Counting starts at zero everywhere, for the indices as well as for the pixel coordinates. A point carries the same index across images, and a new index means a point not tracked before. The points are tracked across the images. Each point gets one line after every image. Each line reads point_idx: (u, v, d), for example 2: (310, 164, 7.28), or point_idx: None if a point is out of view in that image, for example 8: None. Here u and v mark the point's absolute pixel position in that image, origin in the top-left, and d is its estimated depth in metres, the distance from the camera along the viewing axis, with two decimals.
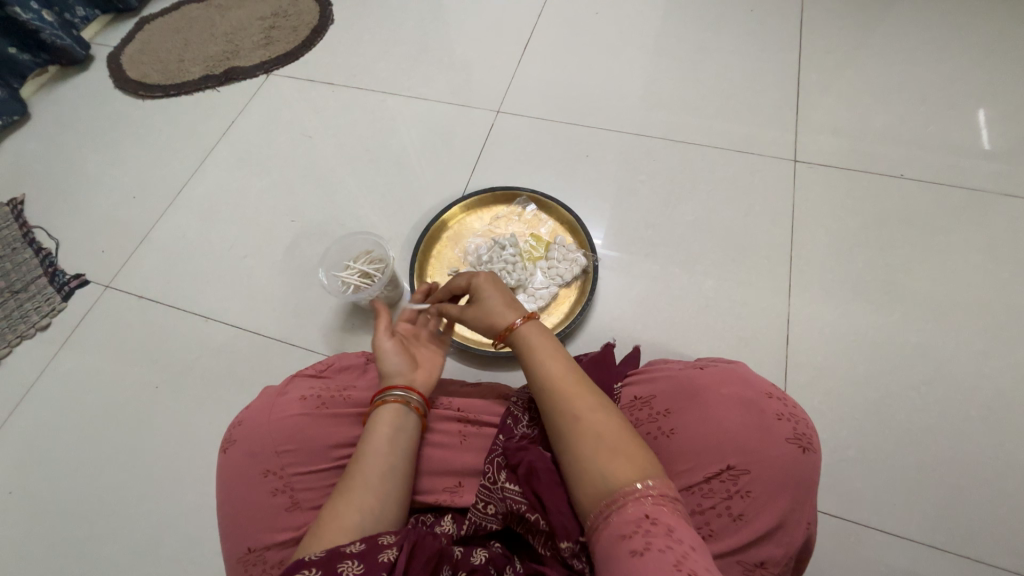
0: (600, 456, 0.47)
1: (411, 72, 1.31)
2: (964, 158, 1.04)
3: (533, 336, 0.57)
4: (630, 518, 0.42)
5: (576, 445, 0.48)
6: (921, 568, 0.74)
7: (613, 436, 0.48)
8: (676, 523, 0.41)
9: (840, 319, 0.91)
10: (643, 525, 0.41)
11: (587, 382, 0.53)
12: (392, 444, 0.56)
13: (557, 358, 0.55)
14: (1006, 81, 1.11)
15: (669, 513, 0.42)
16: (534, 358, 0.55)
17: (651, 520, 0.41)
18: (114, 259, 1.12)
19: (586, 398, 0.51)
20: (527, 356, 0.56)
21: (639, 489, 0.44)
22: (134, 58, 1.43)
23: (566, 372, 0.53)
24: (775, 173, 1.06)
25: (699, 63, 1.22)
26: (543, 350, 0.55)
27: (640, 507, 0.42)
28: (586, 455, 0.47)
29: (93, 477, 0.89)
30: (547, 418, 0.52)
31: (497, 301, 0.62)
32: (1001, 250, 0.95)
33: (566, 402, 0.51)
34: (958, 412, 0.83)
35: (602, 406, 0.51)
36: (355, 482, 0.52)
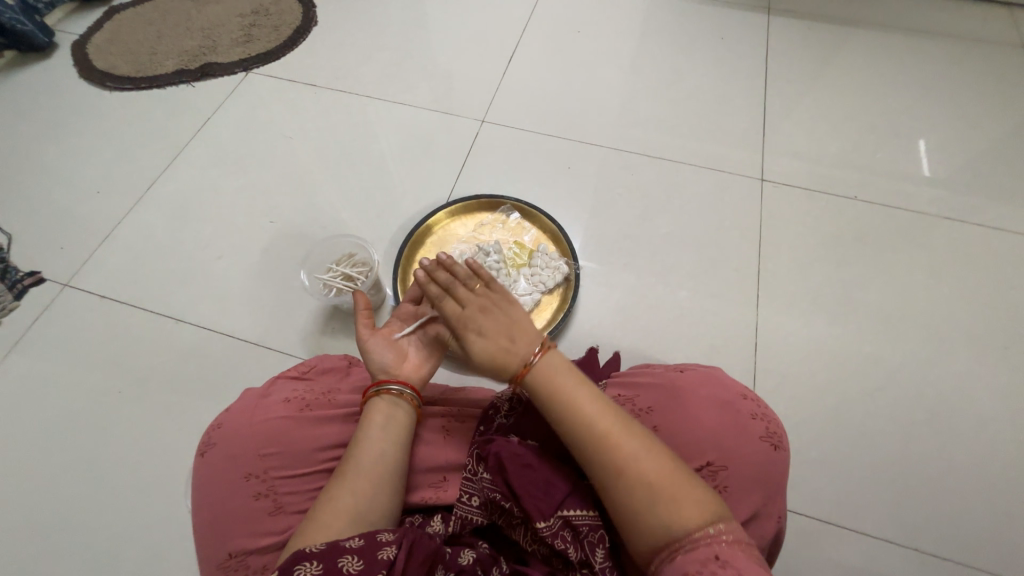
0: (659, 503, 0.46)
1: (396, 78, 1.31)
2: (908, 184, 1.14)
3: (556, 375, 0.54)
4: (697, 559, 0.43)
5: (630, 496, 0.48)
6: (875, 561, 0.80)
7: (667, 480, 0.48)
8: (744, 563, 0.42)
9: (802, 328, 0.98)
10: (710, 569, 0.42)
11: (629, 422, 0.51)
12: (383, 435, 0.56)
13: (595, 398, 0.53)
14: (943, 115, 1.23)
15: (737, 553, 0.43)
16: (570, 399, 0.53)
17: (720, 563, 0.42)
18: (75, 256, 1.06)
19: (631, 443, 0.50)
20: (556, 402, 0.53)
21: (706, 533, 0.44)
22: (102, 48, 1.37)
23: (604, 417, 0.51)
24: (744, 191, 1.13)
25: (674, 85, 1.29)
26: (577, 390, 0.53)
27: (710, 550, 0.43)
28: (645, 506, 0.47)
29: (45, 489, 0.83)
30: (593, 464, 0.51)
31: (501, 345, 0.57)
32: (941, 267, 1.04)
33: (613, 446, 0.50)
34: (906, 415, 0.90)
35: (646, 444, 0.50)
36: (347, 470, 0.53)
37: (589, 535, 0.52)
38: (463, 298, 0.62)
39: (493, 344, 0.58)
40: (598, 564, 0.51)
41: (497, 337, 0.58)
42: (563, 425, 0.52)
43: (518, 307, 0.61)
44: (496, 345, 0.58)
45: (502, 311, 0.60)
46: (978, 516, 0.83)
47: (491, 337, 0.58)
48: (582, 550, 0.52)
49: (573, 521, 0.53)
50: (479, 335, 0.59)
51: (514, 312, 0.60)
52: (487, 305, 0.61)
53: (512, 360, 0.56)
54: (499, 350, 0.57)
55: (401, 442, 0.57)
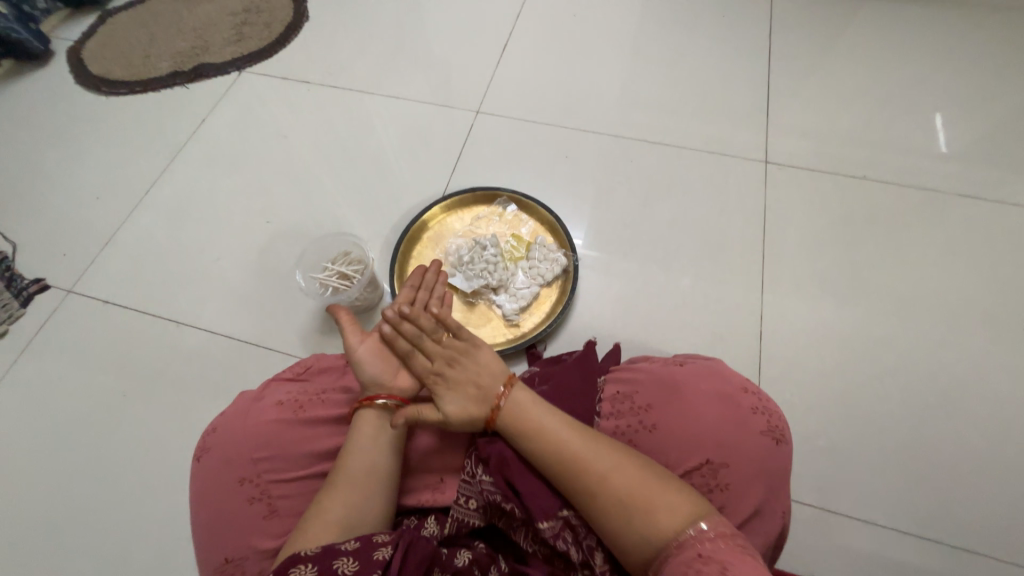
0: (639, 515, 0.47)
1: (389, 71, 1.30)
2: (921, 160, 1.09)
3: (521, 404, 0.55)
4: (684, 559, 0.43)
5: (611, 514, 0.48)
6: (887, 550, 0.78)
7: (640, 490, 0.48)
8: (730, 553, 0.42)
9: (810, 314, 0.95)
10: (694, 565, 0.41)
11: (594, 439, 0.52)
12: (375, 441, 0.56)
13: (561, 422, 0.54)
14: (958, 87, 1.18)
15: (722, 545, 0.43)
16: (536, 427, 0.54)
17: (703, 559, 0.42)
18: (78, 262, 1.07)
19: (600, 459, 0.51)
20: (523, 432, 0.54)
21: (689, 535, 0.44)
22: (97, 53, 1.37)
23: (571, 440, 0.52)
24: (748, 173, 1.10)
25: (674, 66, 1.25)
26: (543, 417, 0.54)
27: (693, 549, 0.43)
28: (627, 519, 0.47)
29: (57, 491, 0.85)
30: (572, 489, 0.51)
31: (470, 396, 0.57)
32: (956, 246, 1.00)
33: (585, 467, 0.50)
34: (919, 400, 0.87)
35: (618, 459, 0.51)
36: (339, 477, 0.53)
37: (586, 536, 0.52)
38: (431, 350, 0.59)
39: (463, 396, 0.57)
40: (599, 567, 0.51)
41: (465, 387, 0.58)
42: (536, 455, 0.53)
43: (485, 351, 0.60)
44: (465, 397, 0.57)
45: (470, 360, 0.59)
46: (995, 502, 0.80)
47: (461, 389, 0.57)
48: (582, 551, 0.52)
49: (570, 520, 0.52)
50: (448, 389, 0.58)
51: (481, 359, 0.59)
52: (456, 357, 0.59)
53: (482, 410, 0.56)
54: (469, 401, 0.57)
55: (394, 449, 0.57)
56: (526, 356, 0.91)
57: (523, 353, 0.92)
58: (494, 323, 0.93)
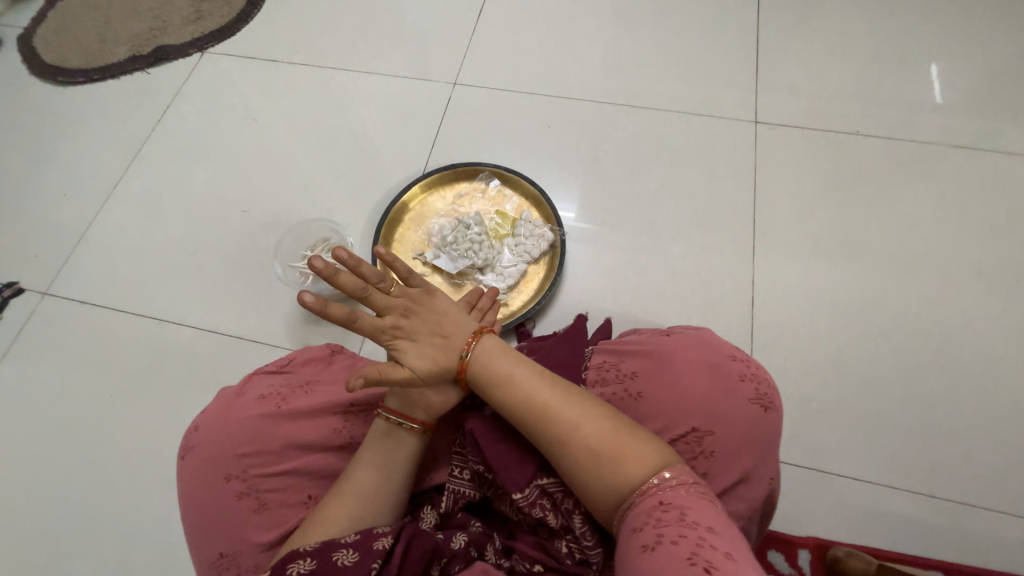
0: (607, 469, 0.46)
1: (360, 45, 1.23)
2: (915, 112, 1.06)
3: (494, 358, 0.54)
4: (645, 509, 0.43)
5: (579, 466, 0.48)
6: (880, 507, 0.79)
7: (608, 440, 0.47)
8: (691, 501, 0.41)
9: (802, 278, 0.93)
10: (655, 515, 0.41)
11: (564, 392, 0.51)
12: (382, 455, 0.54)
13: (535, 377, 0.52)
14: (953, 33, 1.13)
15: (684, 494, 0.42)
16: (507, 383, 0.52)
17: (664, 507, 0.42)
18: (51, 263, 1.04)
19: (570, 411, 0.50)
20: (493, 385, 0.53)
21: (653, 483, 0.44)
22: (48, 41, 1.30)
23: (544, 393, 0.51)
24: (737, 135, 1.06)
25: (659, 25, 1.19)
26: (516, 371, 0.53)
27: (655, 497, 0.43)
28: (592, 470, 0.47)
29: (53, 495, 0.85)
30: (540, 443, 0.51)
31: (434, 344, 0.54)
32: (951, 201, 0.98)
33: (556, 424, 0.49)
34: (912, 358, 0.87)
35: (593, 414, 0.50)
36: (346, 484, 0.53)
37: (564, 500, 0.52)
38: (381, 303, 0.53)
39: (427, 345, 0.54)
40: (579, 529, 0.51)
41: (430, 338, 0.54)
42: (508, 408, 0.52)
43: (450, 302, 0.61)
44: (429, 347, 0.54)
45: (429, 307, 0.55)
46: (985, 455, 0.81)
47: (426, 340, 0.54)
48: (562, 517, 0.52)
49: (547, 488, 0.53)
50: (409, 339, 0.53)
51: (440, 305, 0.55)
52: (415, 306, 0.54)
53: (450, 357, 0.54)
54: (434, 349, 0.54)
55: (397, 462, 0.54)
56: (515, 335, 0.90)
57: (512, 331, 0.91)
58: None
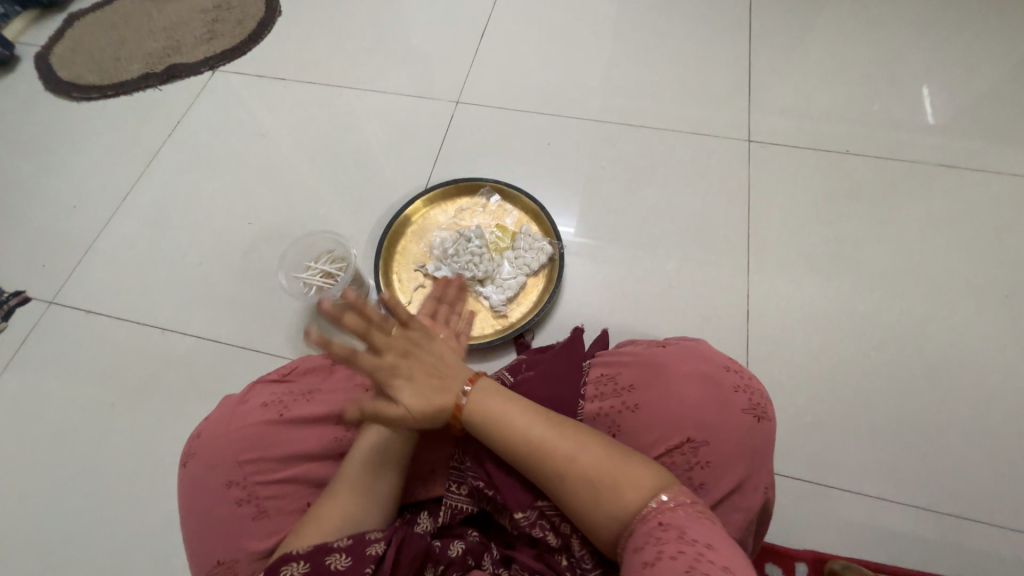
0: (606, 494, 0.47)
1: (367, 65, 1.27)
2: (903, 133, 1.09)
3: (481, 398, 0.52)
4: (645, 529, 0.44)
5: (580, 497, 0.48)
6: (876, 521, 0.79)
7: (604, 468, 0.48)
8: (687, 521, 0.42)
9: (796, 292, 0.95)
10: (654, 534, 0.42)
11: (554, 423, 0.51)
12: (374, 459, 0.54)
13: (522, 408, 0.52)
14: (939, 58, 1.17)
15: (680, 514, 0.43)
16: (493, 418, 0.52)
17: (663, 526, 0.43)
18: (58, 273, 1.05)
19: (563, 444, 0.50)
20: (482, 423, 0.52)
21: (651, 507, 0.44)
22: (65, 58, 1.34)
23: (533, 428, 0.51)
24: (731, 153, 1.09)
25: (655, 48, 1.23)
26: (500, 404, 0.52)
27: (653, 519, 0.44)
28: (593, 500, 0.47)
29: (50, 504, 0.85)
30: (537, 477, 0.51)
31: (432, 384, 0.52)
32: (940, 218, 1.00)
33: (550, 455, 0.50)
34: (905, 372, 0.88)
35: (585, 442, 0.50)
36: (340, 485, 0.53)
37: (561, 524, 0.53)
38: (381, 343, 0.50)
39: (424, 385, 0.51)
40: (577, 551, 0.52)
41: (428, 378, 0.52)
42: (502, 447, 0.52)
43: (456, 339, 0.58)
44: (426, 387, 0.51)
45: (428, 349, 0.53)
46: (981, 470, 0.81)
47: (424, 380, 0.52)
48: (561, 536, 0.53)
49: (545, 510, 0.53)
50: (406, 379, 0.51)
51: (439, 348, 0.53)
52: (414, 348, 0.52)
53: (444, 399, 0.52)
54: (431, 391, 0.52)
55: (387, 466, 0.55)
56: (514, 346, 0.92)
57: (511, 343, 0.92)
58: (481, 314, 0.93)
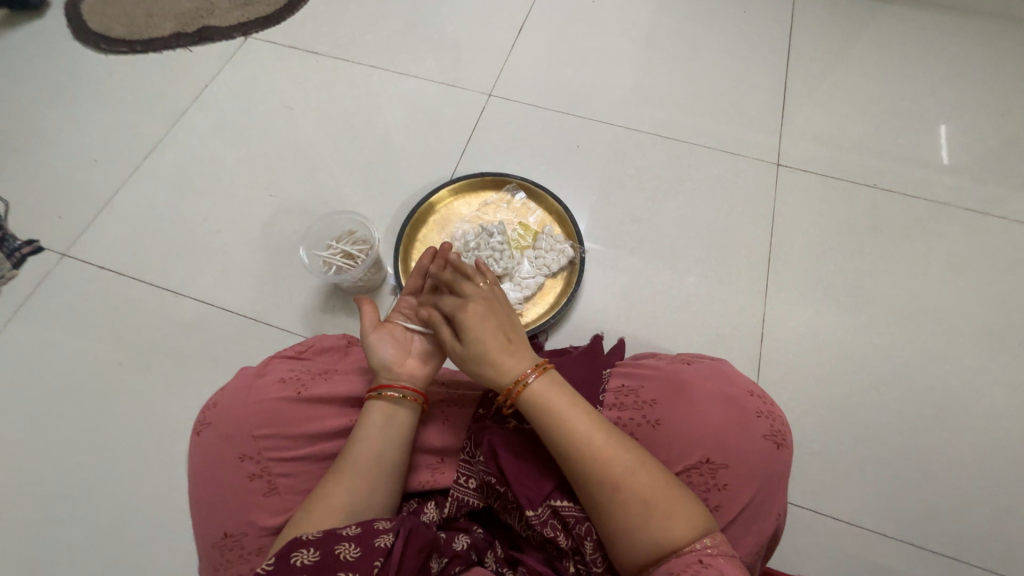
0: (653, 521, 0.47)
1: (400, 47, 1.26)
2: (931, 172, 1.09)
3: (552, 395, 0.52)
4: (683, 564, 0.44)
5: (622, 516, 0.48)
6: (871, 554, 0.80)
7: (658, 494, 0.48)
8: (729, 566, 0.44)
9: (811, 320, 0.95)
10: (695, 568, 0.43)
11: (618, 438, 0.51)
12: (382, 443, 0.54)
13: (588, 418, 0.51)
14: (972, 100, 1.17)
15: (723, 561, 0.44)
16: (557, 419, 0.51)
17: (703, 565, 0.44)
18: (74, 226, 1.04)
19: (627, 459, 0.49)
20: (546, 421, 0.51)
21: (693, 545, 0.45)
22: (95, 9, 1.32)
23: (597, 437, 0.50)
24: (759, 175, 1.09)
25: (692, 60, 1.23)
26: (568, 408, 0.51)
27: (694, 555, 0.45)
28: (636, 518, 0.47)
29: (49, 458, 0.84)
30: (582, 485, 0.50)
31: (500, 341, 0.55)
32: (960, 261, 1.01)
33: (606, 469, 0.49)
34: (912, 410, 0.89)
35: (644, 465, 0.50)
36: (346, 465, 0.53)
37: (575, 525, 0.52)
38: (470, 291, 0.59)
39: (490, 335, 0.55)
40: (588, 554, 0.50)
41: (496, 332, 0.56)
42: (561, 439, 0.51)
43: (481, 323, 0.56)
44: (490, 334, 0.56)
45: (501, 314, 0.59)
46: (977, 513, 0.82)
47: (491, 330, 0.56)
48: (572, 539, 0.52)
49: (559, 509, 0.52)
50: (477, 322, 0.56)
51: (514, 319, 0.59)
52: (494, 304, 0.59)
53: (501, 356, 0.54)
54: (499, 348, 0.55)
55: (395, 449, 0.55)
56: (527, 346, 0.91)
57: None
58: None
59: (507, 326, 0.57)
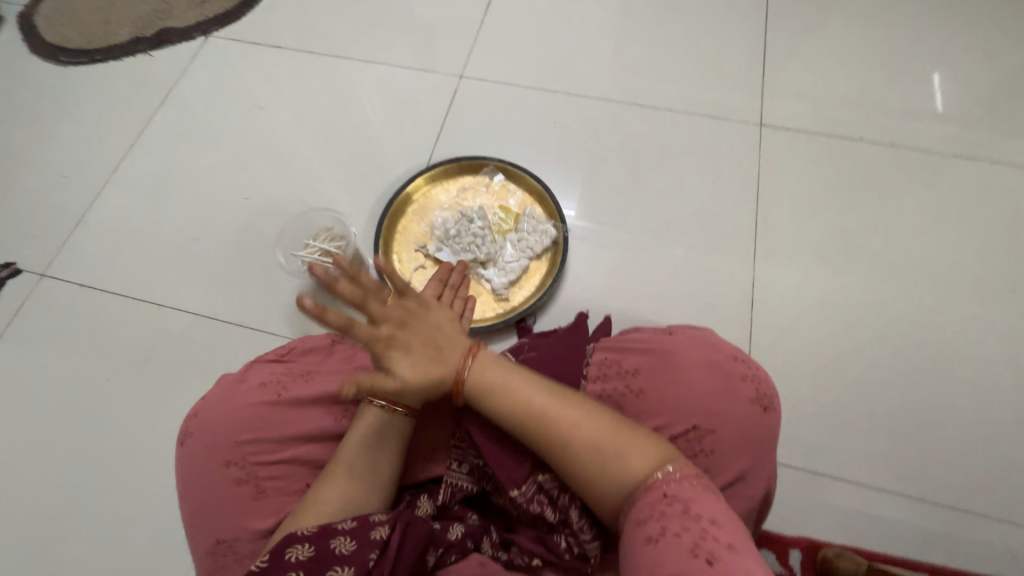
0: (610, 465, 0.47)
1: (368, 35, 1.22)
2: (920, 121, 1.06)
3: (487, 369, 0.52)
4: (648, 501, 0.43)
5: (583, 468, 0.48)
6: (870, 510, 0.80)
7: (608, 439, 0.48)
8: (695, 495, 0.42)
9: (802, 282, 0.94)
10: (659, 508, 0.42)
11: (556, 394, 0.51)
12: (374, 447, 0.53)
13: (523, 381, 0.52)
14: (959, 43, 1.13)
15: (688, 487, 0.43)
16: (494, 395, 0.51)
17: (669, 499, 0.42)
18: (50, 245, 1.03)
19: (566, 413, 0.50)
20: (486, 398, 0.52)
21: (657, 478, 0.44)
22: (51, 19, 1.28)
23: (535, 398, 0.51)
24: (743, 137, 1.06)
25: (668, 25, 1.19)
26: (504, 378, 0.52)
27: (660, 489, 0.43)
28: (593, 466, 0.47)
29: (48, 477, 0.84)
30: (538, 449, 0.51)
31: (430, 356, 0.51)
32: (951, 210, 0.99)
33: (551, 427, 0.49)
34: (907, 364, 0.88)
35: (589, 415, 0.49)
36: (338, 466, 0.53)
37: (559, 497, 0.52)
38: (379, 312, 0.51)
39: (420, 355, 0.51)
40: (576, 524, 0.51)
41: (425, 349, 0.52)
42: (503, 411, 0.51)
43: (405, 360, 0.50)
44: (421, 357, 0.51)
45: (423, 321, 0.53)
46: (975, 462, 0.82)
47: (420, 351, 0.51)
48: (559, 511, 0.53)
49: (543, 484, 0.53)
50: (402, 350, 0.51)
51: (435, 320, 0.54)
52: (410, 317, 0.53)
53: (446, 371, 0.52)
54: (430, 362, 0.51)
55: (388, 452, 0.54)
56: (515, 330, 0.90)
57: (512, 327, 0.91)
58: (482, 297, 0.92)
59: (430, 341, 0.52)
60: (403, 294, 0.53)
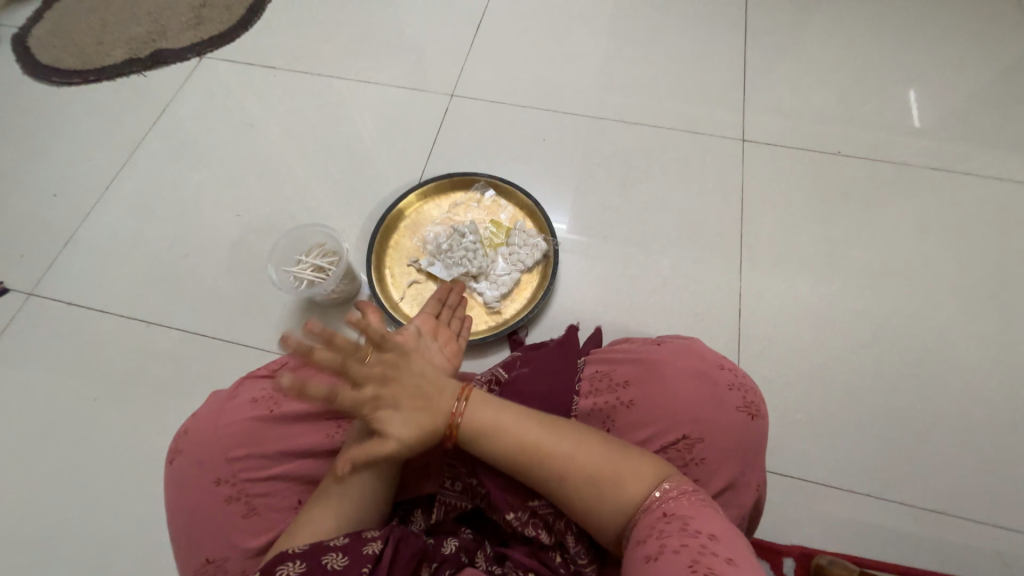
0: (608, 490, 0.47)
1: (360, 55, 1.25)
2: (894, 135, 1.10)
3: (477, 410, 0.51)
4: (647, 524, 0.44)
5: (581, 497, 0.48)
6: (860, 516, 0.81)
7: (604, 464, 0.48)
8: (691, 510, 0.43)
9: (786, 291, 0.96)
10: (658, 527, 0.43)
11: (547, 427, 0.51)
12: (369, 469, 0.53)
13: (513, 416, 0.51)
14: (928, 61, 1.19)
15: (684, 503, 0.44)
16: (489, 437, 0.51)
17: (667, 518, 0.43)
18: (37, 263, 1.02)
19: (560, 446, 0.50)
20: (480, 439, 0.51)
21: (654, 498, 0.46)
22: (43, 41, 1.29)
23: (528, 433, 0.50)
24: (725, 152, 1.10)
25: (651, 45, 1.23)
26: (495, 416, 0.51)
27: (657, 510, 0.45)
28: (592, 495, 0.48)
29: (29, 501, 0.82)
30: (537, 484, 0.51)
31: (418, 408, 0.49)
32: (926, 220, 1.02)
33: (548, 460, 0.50)
34: (891, 371, 0.90)
35: (581, 443, 0.50)
36: (334, 485, 0.53)
37: (555, 520, 0.53)
38: (359, 374, 0.46)
39: (409, 411, 0.48)
40: (572, 546, 0.52)
41: (415, 405, 0.49)
42: (498, 452, 0.51)
43: (397, 418, 0.48)
44: (412, 412, 0.49)
45: (407, 372, 0.49)
46: (960, 466, 0.83)
47: (410, 408, 0.48)
48: (554, 534, 0.53)
49: (537, 508, 0.54)
50: (392, 408, 0.48)
51: (418, 366, 0.50)
52: (392, 371, 0.49)
53: (437, 420, 0.50)
54: (419, 414, 0.49)
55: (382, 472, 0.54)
56: (507, 343, 0.91)
57: (505, 340, 0.91)
58: (474, 310, 0.93)
59: (417, 391, 0.49)
60: (382, 346, 0.49)
